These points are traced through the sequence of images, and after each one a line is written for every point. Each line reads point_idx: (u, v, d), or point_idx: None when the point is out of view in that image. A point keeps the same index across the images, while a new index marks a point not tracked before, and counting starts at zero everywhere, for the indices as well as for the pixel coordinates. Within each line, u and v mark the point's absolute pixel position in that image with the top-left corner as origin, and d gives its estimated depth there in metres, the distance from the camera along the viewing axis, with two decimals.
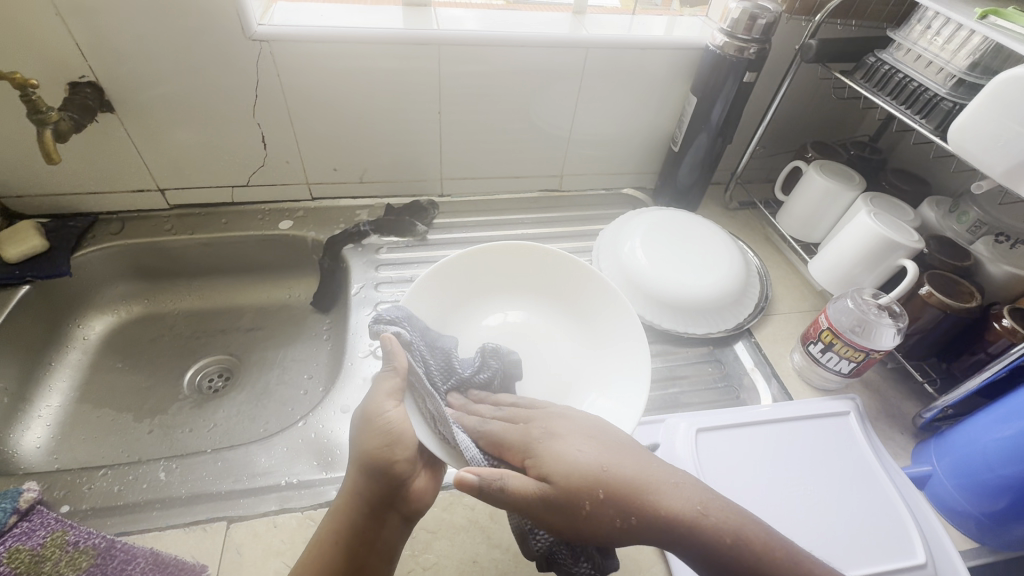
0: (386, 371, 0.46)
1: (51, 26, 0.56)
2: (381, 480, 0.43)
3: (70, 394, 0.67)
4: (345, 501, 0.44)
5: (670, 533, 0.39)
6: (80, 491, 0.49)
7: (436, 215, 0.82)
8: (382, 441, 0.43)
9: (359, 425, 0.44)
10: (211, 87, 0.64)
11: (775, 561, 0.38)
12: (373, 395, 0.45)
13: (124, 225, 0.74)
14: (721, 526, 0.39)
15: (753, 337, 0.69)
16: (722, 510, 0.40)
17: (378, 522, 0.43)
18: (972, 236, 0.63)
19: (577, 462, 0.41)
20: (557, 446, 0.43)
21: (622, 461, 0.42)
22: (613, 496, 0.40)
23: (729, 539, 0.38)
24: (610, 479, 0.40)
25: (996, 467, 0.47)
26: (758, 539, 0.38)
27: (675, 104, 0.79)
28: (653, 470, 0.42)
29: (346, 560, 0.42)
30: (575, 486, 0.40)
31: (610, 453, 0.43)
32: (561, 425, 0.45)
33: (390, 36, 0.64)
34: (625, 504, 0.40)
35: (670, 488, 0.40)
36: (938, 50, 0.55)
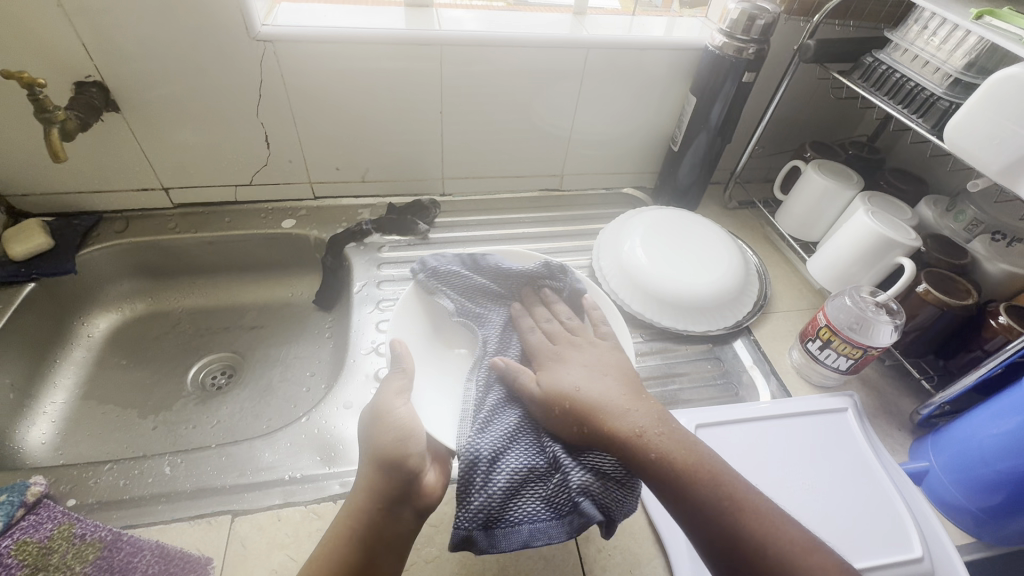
0: (394, 372, 0.51)
1: (58, 27, 0.56)
2: (399, 475, 0.44)
3: (75, 391, 0.68)
4: (359, 500, 0.44)
5: (610, 443, 0.44)
6: (86, 485, 0.49)
7: (437, 214, 0.83)
8: (397, 436, 0.45)
9: (369, 422, 0.47)
10: (215, 87, 0.65)
11: (691, 479, 0.41)
12: (382, 395, 0.49)
13: (128, 223, 0.75)
14: (652, 444, 0.43)
15: (751, 335, 0.70)
16: (663, 437, 0.43)
17: (393, 520, 0.44)
18: (969, 234, 0.64)
19: (564, 382, 0.49)
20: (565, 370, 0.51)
21: (597, 386, 0.48)
22: (575, 409, 0.46)
23: (654, 454, 0.42)
24: (578, 397, 0.47)
25: (992, 462, 0.48)
26: (684, 461, 0.42)
27: (675, 104, 0.80)
28: (625, 397, 0.47)
29: (362, 558, 0.41)
30: (552, 395, 0.48)
31: (598, 379, 0.49)
32: (575, 357, 0.52)
33: (392, 37, 0.64)
34: (585, 416, 0.46)
35: (628, 411, 0.45)
36: (935, 50, 0.56)
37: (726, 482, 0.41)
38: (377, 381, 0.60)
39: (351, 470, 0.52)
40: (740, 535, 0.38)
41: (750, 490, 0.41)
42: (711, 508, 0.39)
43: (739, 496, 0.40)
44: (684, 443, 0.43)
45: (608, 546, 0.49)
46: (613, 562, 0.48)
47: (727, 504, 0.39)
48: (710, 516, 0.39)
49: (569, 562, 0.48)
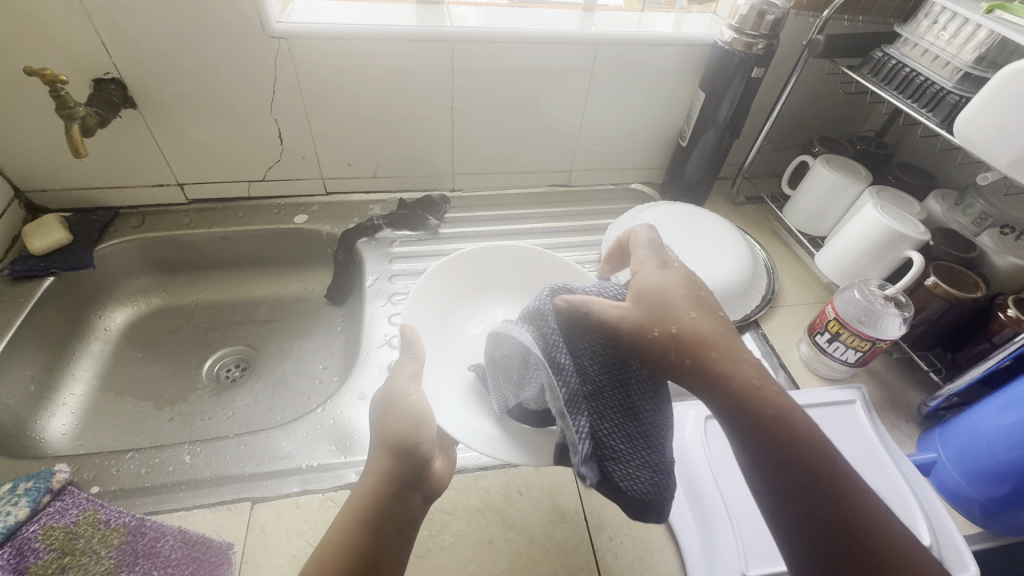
0: (405, 358, 0.50)
1: (79, 25, 0.58)
2: (409, 457, 0.44)
3: (93, 383, 0.69)
4: (369, 484, 0.43)
5: (726, 388, 0.37)
6: (109, 473, 0.50)
7: (447, 210, 0.84)
8: (407, 420, 0.45)
9: (383, 408, 0.47)
10: (232, 85, 0.66)
11: (805, 446, 0.35)
12: (393, 379, 0.49)
13: (144, 219, 0.76)
14: (769, 398, 0.36)
15: (760, 329, 0.70)
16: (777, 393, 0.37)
17: (404, 504, 0.43)
18: (977, 228, 0.64)
19: (665, 300, 0.40)
20: (658, 280, 0.42)
21: (705, 313, 0.40)
22: (679, 335, 0.38)
23: (770, 411, 0.36)
24: (682, 324, 0.39)
25: (999, 453, 0.49)
26: (798, 420, 0.36)
27: (684, 99, 0.80)
28: (728, 334, 0.39)
29: (376, 538, 0.41)
30: (656, 316, 0.39)
31: (703, 309, 0.40)
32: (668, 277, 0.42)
33: (404, 33, 0.65)
34: (688, 348, 0.38)
35: (739, 357, 0.38)
36: (944, 45, 0.56)
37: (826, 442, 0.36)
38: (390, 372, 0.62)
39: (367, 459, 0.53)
40: (858, 514, 0.34)
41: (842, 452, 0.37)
42: (827, 477, 0.35)
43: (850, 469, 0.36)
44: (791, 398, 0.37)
45: (620, 534, 0.50)
46: (624, 549, 0.49)
47: (841, 482, 0.35)
48: (825, 483, 0.35)
49: (582, 549, 0.49)
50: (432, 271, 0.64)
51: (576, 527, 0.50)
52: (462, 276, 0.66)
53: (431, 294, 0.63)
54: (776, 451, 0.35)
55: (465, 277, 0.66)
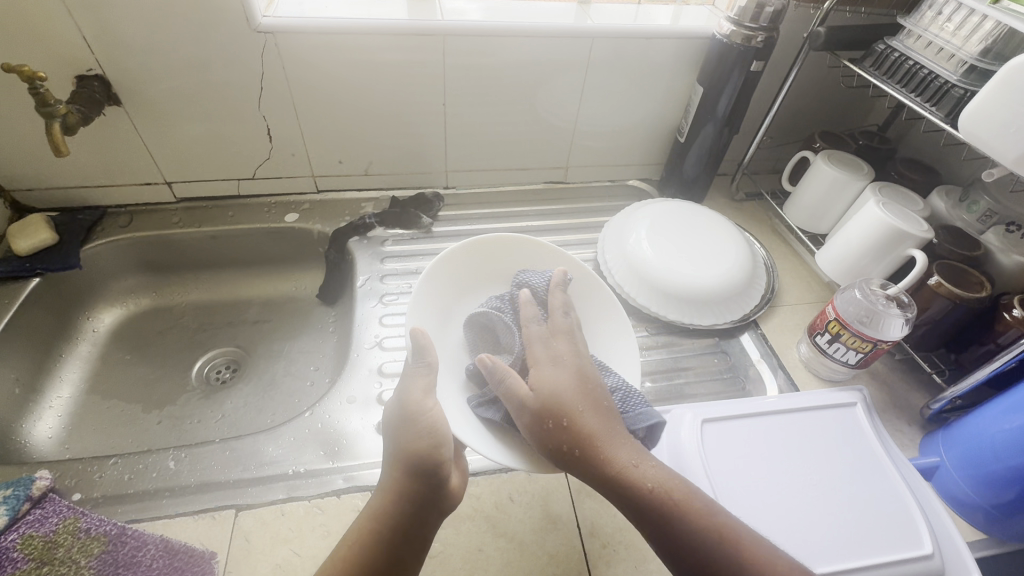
0: (417, 367, 0.48)
1: (59, 20, 0.56)
2: (425, 478, 0.43)
3: (80, 386, 0.68)
4: (382, 502, 0.43)
5: (611, 470, 0.42)
6: (91, 479, 0.49)
7: (441, 208, 0.82)
8: (426, 441, 0.44)
9: (397, 423, 0.45)
10: (217, 80, 0.64)
11: (693, 514, 0.40)
12: (409, 394, 0.46)
13: (132, 218, 0.75)
14: (648, 475, 0.42)
15: (759, 329, 0.69)
16: (657, 470, 0.43)
17: (417, 523, 0.43)
18: (982, 226, 0.62)
19: (561, 391, 0.45)
20: (556, 371, 0.47)
21: (594, 403, 0.45)
22: (571, 425, 0.44)
23: (650, 487, 0.42)
24: (576, 413, 0.44)
25: (1004, 458, 0.47)
26: (677, 491, 0.42)
27: (682, 94, 0.78)
28: (609, 418, 0.45)
29: (386, 556, 0.41)
30: (550, 411, 0.44)
31: (594, 397, 0.46)
32: (564, 367, 0.47)
33: (394, 27, 0.64)
34: (579, 436, 0.43)
35: (620, 440, 0.44)
36: (949, 36, 0.54)
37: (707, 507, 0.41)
38: (380, 374, 0.60)
39: (355, 464, 0.52)
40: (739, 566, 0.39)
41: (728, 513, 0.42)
42: (711, 540, 0.40)
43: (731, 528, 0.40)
44: (669, 473, 0.43)
45: (613, 542, 0.49)
46: (618, 558, 0.48)
47: (723, 535, 0.40)
48: (712, 550, 0.39)
49: (574, 557, 0.48)
50: (429, 271, 0.60)
51: (569, 534, 0.49)
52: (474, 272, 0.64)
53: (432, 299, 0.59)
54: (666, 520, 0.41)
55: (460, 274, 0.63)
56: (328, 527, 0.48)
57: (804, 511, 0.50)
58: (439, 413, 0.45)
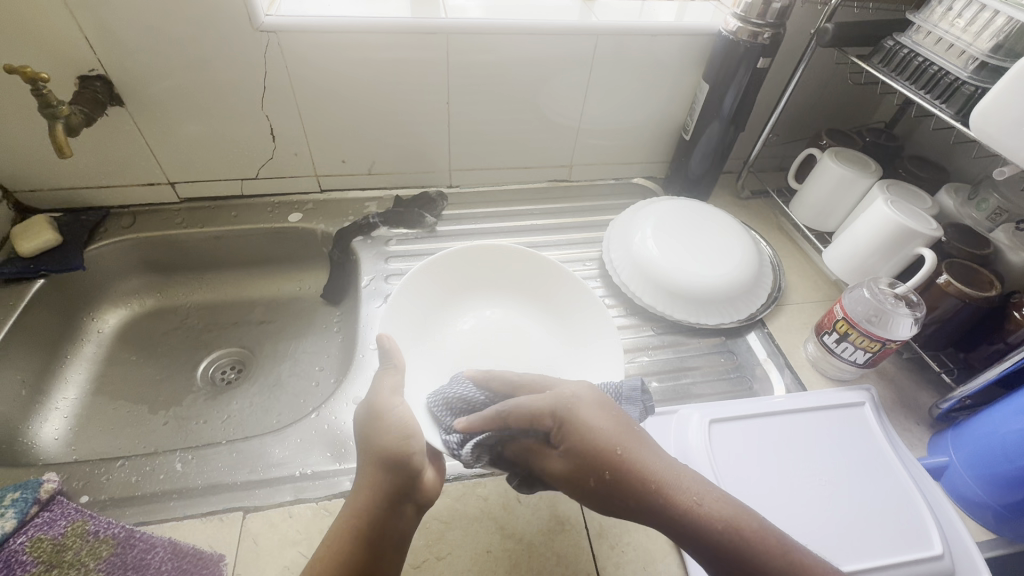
0: (386, 369, 0.50)
1: (60, 20, 0.56)
2: (403, 472, 0.43)
3: (86, 387, 0.68)
4: (359, 498, 0.43)
5: (672, 513, 0.41)
6: (98, 482, 0.49)
7: (445, 207, 0.82)
8: (397, 434, 0.44)
9: (365, 421, 0.46)
10: (220, 80, 0.64)
11: (762, 549, 0.39)
12: (375, 392, 0.48)
13: (135, 218, 0.74)
14: (714, 513, 0.40)
15: (765, 328, 0.68)
16: (718, 504, 0.41)
17: (395, 519, 0.43)
18: (991, 224, 0.62)
19: (595, 436, 0.43)
20: (586, 419, 0.44)
21: (636, 448, 0.43)
22: (618, 481, 0.42)
23: (720, 526, 0.40)
24: (619, 464, 0.42)
25: (1014, 459, 0.47)
26: (741, 524, 0.40)
27: (687, 91, 0.78)
28: (653, 460, 0.43)
29: (368, 551, 0.41)
30: (591, 463, 0.43)
31: (629, 439, 0.44)
32: (591, 408, 0.45)
33: (398, 25, 0.63)
34: (628, 490, 0.42)
35: (672, 479, 0.42)
36: (960, 33, 0.54)
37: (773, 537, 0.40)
38: None
39: None
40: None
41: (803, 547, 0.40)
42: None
43: (809, 560, 0.39)
44: (733, 504, 0.41)
45: (622, 543, 0.49)
46: (627, 559, 0.48)
47: (807, 570, 0.38)
48: None
49: (582, 558, 0.48)
50: (397, 290, 0.60)
51: (578, 535, 0.49)
52: (442, 276, 0.64)
53: (402, 313, 0.60)
54: (737, 563, 0.39)
55: (446, 279, 0.65)
56: None
57: (812, 512, 0.50)
58: (407, 410, 0.47)
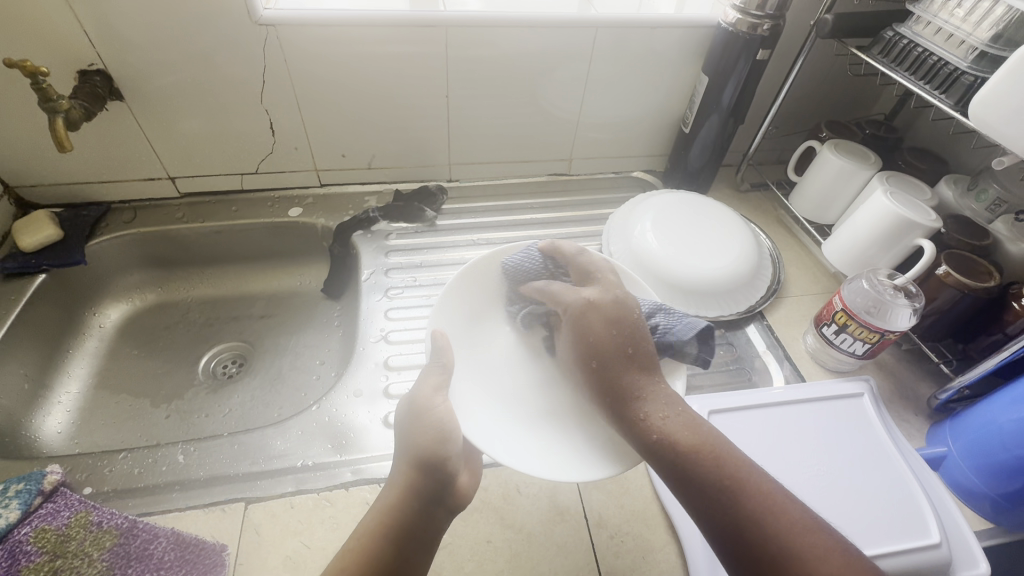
0: (433, 367, 0.49)
1: (59, 15, 0.56)
2: (437, 472, 0.43)
3: (88, 381, 0.68)
4: (392, 497, 0.43)
5: (625, 415, 0.46)
6: (101, 474, 0.50)
7: (445, 201, 0.82)
8: (435, 434, 0.44)
9: (406, 419, 0.46)
10: (220, 74, 0.64)
11: (695, 463, 0.42)
12: (418, 390, 0.47)
13: (136, 213, 0.75)
14: (654, 426, 0.44)
15: (765, 320, 0.69)
16: (667, 419, 0.44)
17: (427, 519, 0.42)
18: (991, 215, 0.62)
19: (588, 340, 0.49)
20: (587, 324, 0.49)
21: (613, 355, 0.48)
22: (590, 379, 0.48)
23: (655, 438, 0.43)
24: (592, 367, 0.48)
25: (1012, 447, 0.47)
26: (682, 442, 0.43)
27: (687, 83, 0.78)
28: (626, 370, 0.47)
29: (398, 551, 0.40)
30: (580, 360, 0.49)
31: (612, 349, 0.48)
32: (598, 317, 0.49)
33: (397, 18, 0.63)
34: (597, 389, 0.48)
35: (636, 390, 0.46)
36: (959, 23, 0.53)
37: (711, 460, 0.41)
38: (386, 368, 0.61)
39: (362, 457, 0.52)
40: (734, 516, 0.39)
41: (743, 465, 0.42)
42: (709, 491, 0.40)
43: None
44: (684, 424, 0.44)
45: (620, 532, 0.49)
46: (625, 549, 0.48)
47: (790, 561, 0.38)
48: (711, 503, 0.40)
49: (581, 548, 0.48)
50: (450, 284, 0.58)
51: (577, 525, 0.49)
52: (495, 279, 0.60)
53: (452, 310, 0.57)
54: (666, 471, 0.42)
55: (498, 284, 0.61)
56: (337, 520, 0.48)
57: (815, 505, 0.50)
58: (448, 409, 0.46)
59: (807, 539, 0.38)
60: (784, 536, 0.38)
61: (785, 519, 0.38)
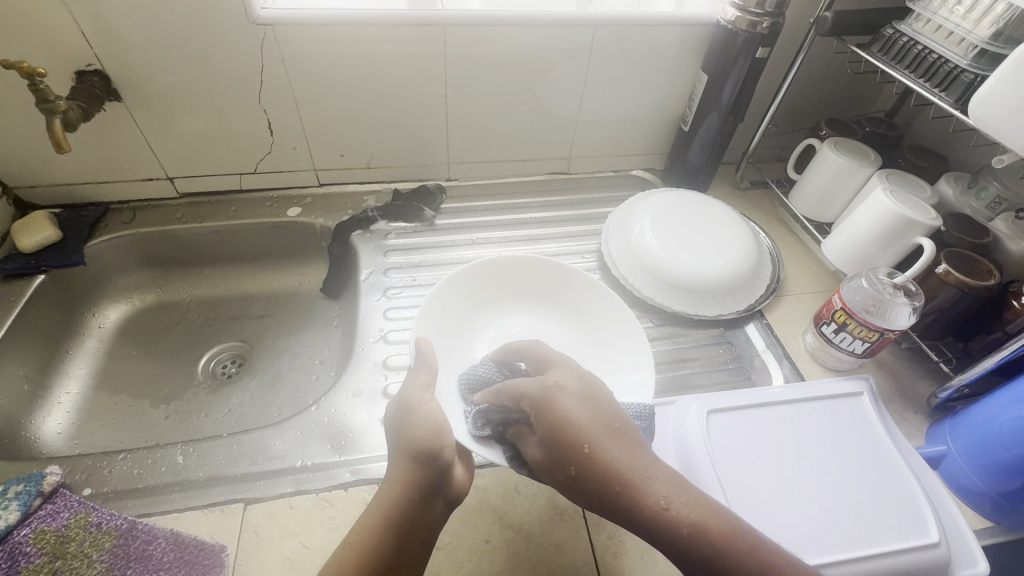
0: (420, 368, 0.49)
1: (55, 16, 0.56)
2: (435, 467, 0.43)
3: (88, 382, 0.68)
4: (391, 492, 0.43)
5: (640, 509, 0.38)
6: (101, 475, 0.50)
7: (444, 200, 0.82)
8: (430, 428, 0.44)
9: (400, 414, 0.46)
10: (217, 74, 0.64)
11: (736, 554, 0.35)
12: (408, 389, 0.47)
13: (135, 213, 0.75)
14: (680, 516, 0.37)
15: (764, 319, 0.68)
16: (690, 504, 0.37)
17: (427, 514, 0.43)
18: (991, 213, 0.62)
19: (568, 424, 0.42)
20: (563, 411, 0.42)
21: (605, 441, 0.41)
22: (584, 472, 0.40)
23: (685, 531, 0.36)
24: (585, 457, 0.40)
25: (1011, 447, 0.47)
26: (715, 530, 0.36)
27: (686, 81, 0.77)
28: (623, 454, 0.40)
29: (396, 546, 0.41)
30: (560, 452, 0.41)
31: (598, 432, 0.41)
32: (571, 397, 0.43)
33: (393, 17, 0.63)
34: (596, 485, 0.40)
35: (642, 476, 0.39)
36: (960, 20, 0.53)
37: (750, 547, 0.35)
38: (385, 368, 0.61)
39: (361, 457, 0.52)
40: None
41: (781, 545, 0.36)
42: None
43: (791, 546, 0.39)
44: (706, 507, 0.37)
45: (620, 532, 0.49)
46: (624, 548, 0.48)
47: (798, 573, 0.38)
48: None
49: (581, 547, 0.48)
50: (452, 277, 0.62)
51: (576, 525, 0.49)
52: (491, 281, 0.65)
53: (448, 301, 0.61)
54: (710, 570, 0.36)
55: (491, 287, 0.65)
56: (336, 520, 0.48)
57: (813, 503, 0.50)
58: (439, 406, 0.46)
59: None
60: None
61: None
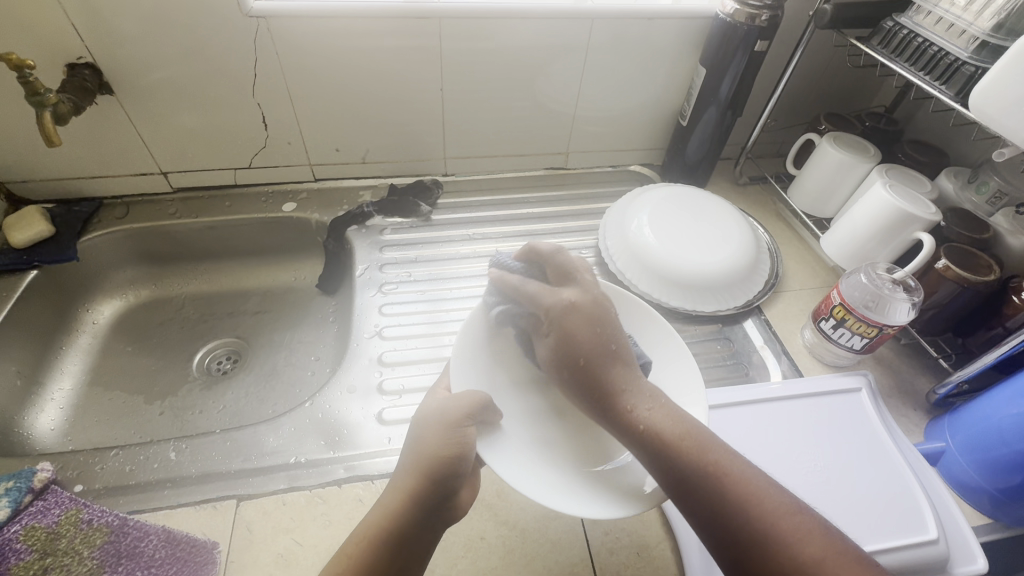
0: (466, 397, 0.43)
1: (46, 7, 0.55)
2: (441, 483, 0.40)
3: (81, 377, 0.68)
4: (390, 505, 0.40)
5: (612, 410, 0.42)
6: (92, 471, 0.49)
7: (441, 195, 0.82)
8: (452, 448, 0.41)
9: (424, 427, 0.42)
10: (211, 67, 0.63)
11: (676, 454, 0.39)
12: (448, 405, 0.43)
13: (127, 209, 0.74)
14: (642, 418, 0.41)
15: (762, 315, 0.68)
16: (653, 412, 0.41)
17: (426, 530, 0.40)
18: (991, 208, 0.62)
19: (574, 339, 0.44)
20: (571, 323, 0.44)
21: (598, 354, 0.44)
22: (579, 373, 0.44)
23: (641, 429, 0.41)
24: (577, 365, 0.44)
25: (1011, 443, 0.47)
26: (671, 435, 0.40)
27: (685, 75, 0.77)
28: (612, 368, 0.43)
29: (387, 556, 0.39)
30: (561, 359, 0.44)
31: (597, 347, 0.44)
32: (580, 319, 0.45)
33: (389, 11, 0.62)
34: (585, 385, 0.44)
35: (624, 386, 0.43)
36: (961, 12, 0.52)
37: (693, 453, 0.39)
38: (381, 364, 0.60)
39: (356, 454, 0.52)
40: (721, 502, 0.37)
41: (723, 450, 0.40)
42: (690, 478, 0.38)
43: None
44: (672, 414, 0.41)
45: (615, 529, 0.49)
46: (620, 545, 0.48)
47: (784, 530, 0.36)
48: (694, 488, 0.38)
49: (576, 544, 0.48)
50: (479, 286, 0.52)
51: (572, 522, 0.49)
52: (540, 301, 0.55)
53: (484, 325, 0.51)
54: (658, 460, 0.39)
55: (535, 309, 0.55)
56: (329, 516, 0.48)
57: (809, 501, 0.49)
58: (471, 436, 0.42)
59: (785, 522, 0.36)
60: (761, 516, 0.36)
61: (767, 502, 0.37)
